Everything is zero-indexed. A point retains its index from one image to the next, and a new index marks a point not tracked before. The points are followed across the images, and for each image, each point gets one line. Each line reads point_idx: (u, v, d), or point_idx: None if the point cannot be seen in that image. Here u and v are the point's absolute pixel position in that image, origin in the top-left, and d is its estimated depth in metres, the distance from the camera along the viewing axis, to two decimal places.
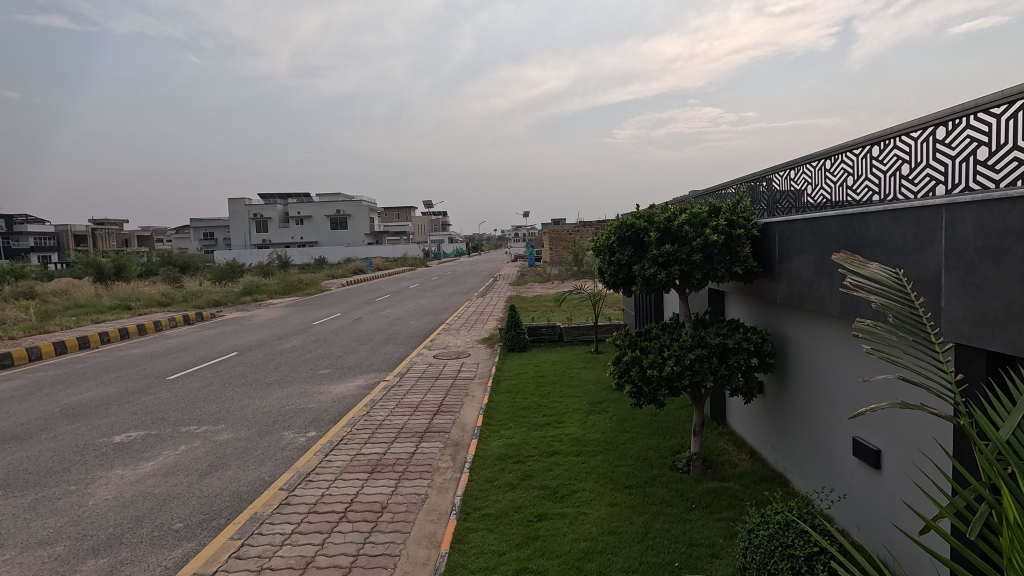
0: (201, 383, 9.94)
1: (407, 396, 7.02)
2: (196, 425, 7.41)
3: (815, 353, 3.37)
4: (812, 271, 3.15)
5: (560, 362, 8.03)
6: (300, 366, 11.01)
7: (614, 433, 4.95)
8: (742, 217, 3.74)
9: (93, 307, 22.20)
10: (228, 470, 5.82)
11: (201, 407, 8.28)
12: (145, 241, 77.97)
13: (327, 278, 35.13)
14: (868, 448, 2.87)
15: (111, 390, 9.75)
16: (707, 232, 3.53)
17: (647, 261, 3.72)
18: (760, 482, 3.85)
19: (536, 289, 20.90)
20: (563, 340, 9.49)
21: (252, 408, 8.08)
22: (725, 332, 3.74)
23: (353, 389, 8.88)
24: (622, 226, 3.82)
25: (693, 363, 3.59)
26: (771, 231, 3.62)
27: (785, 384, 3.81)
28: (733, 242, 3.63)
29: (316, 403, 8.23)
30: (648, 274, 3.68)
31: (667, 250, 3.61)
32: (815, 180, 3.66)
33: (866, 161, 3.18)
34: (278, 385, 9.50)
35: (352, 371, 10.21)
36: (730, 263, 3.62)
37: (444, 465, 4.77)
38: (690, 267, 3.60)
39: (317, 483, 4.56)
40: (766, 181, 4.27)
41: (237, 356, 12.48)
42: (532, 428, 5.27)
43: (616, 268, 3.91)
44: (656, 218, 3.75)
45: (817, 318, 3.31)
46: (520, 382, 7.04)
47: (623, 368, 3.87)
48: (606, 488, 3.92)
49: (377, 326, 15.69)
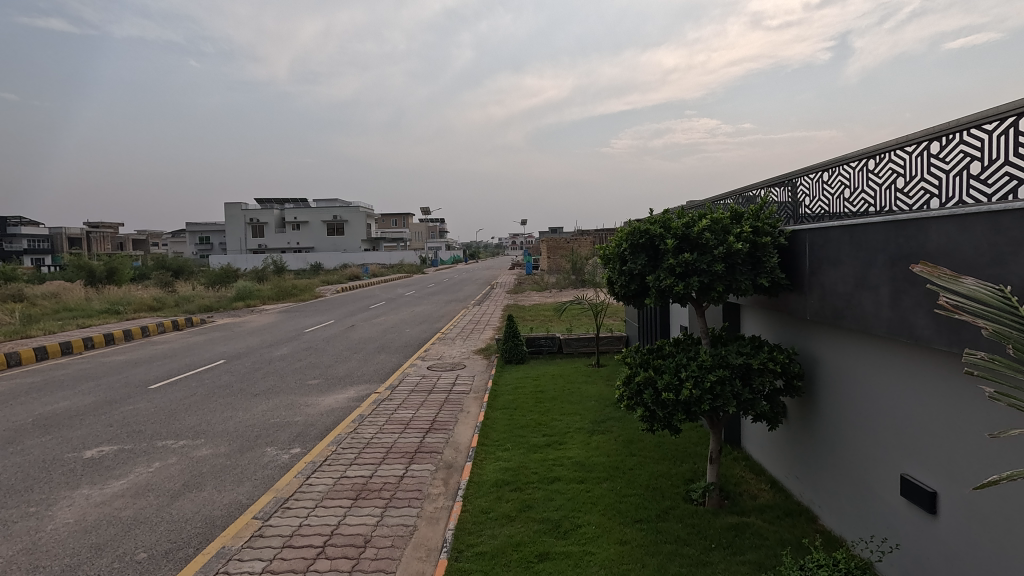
0: (184, 393, 9.51)
1: (398, 411, 6.61)
2: (173, 439, 6.99)
3: (851, 376, 3.00)
4: (851, 284, 2.79)
5: (559, 376, 7.64)
6: (289, 375, 10.60)
7: (620, 457, 4.59)
8: (767, 223, 3.39)
9: (83, 311, 21.78)
10: (202, 491, 5.40)
11: (181, 419, 7.85)
12: (141, 245, 77.59)
13: (322, 284, 34.67)
14: (921, 490, 2.49)
15: (89, 399, 9.32)
16: (731, 239, 3.18)
17: (662, 271, 3.35)
18: (785, 517, 3.46)
19: (535, 297, 20.52)
20: (562, 352, 9.11)
21: (234, 421, 7.66)
22: (748, 351, 3.37)
23: (342, 401, 8.46)
24: (634, 232, 3.45)
25: (714, 387, 3.22)
26: (801, 239, 3.26)
27: (812, 408, 3.45)
28: (758, 251, 3.27)
29: (303, 417, 7.81)
30: (663, 285, 3.30)
31: (686, 258, 3.25)
32: (854, 183, 3.21)
33: (922, 159, 2.71)
34: (265, 396, 9.07)
35: (342, 382, 9.78)
36: (754, 274, 3.27)
37: (435, 492, 4.37)
38: (711, 278, 3.25)
39: (295, 511, 4.15)
40: (793, 184, 3.87)
41: (224, 364, 12.06)
42: (531, 450, 4.90)
43: (627, 279, 3.53)
44: (674, 223, 3.39)
45: (853, 337, 2.96)
46: (517, 397, 6.65)
47: (635, 390, 3.50)
48: (614, 523, 3.54)
49: (371, 334, 15.27)
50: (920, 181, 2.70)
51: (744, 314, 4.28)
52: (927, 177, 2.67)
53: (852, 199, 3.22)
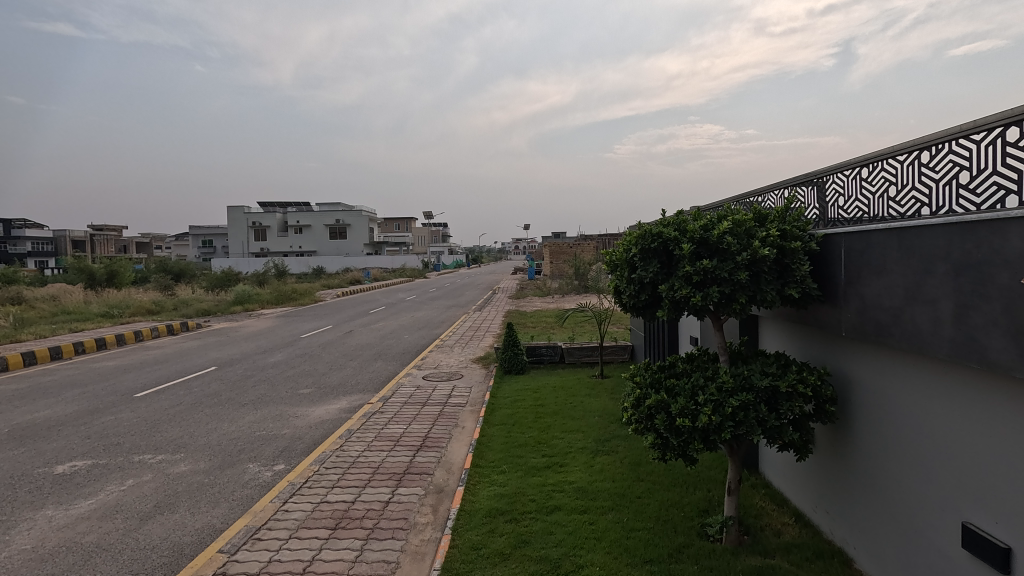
0: (170, 402, 9.13)
1: (389, 425, 6.20)
2: (151, 453, 6.60)
3: (898, 405, 2.60)
4: (900, 297, 2.40)
5: (561, 388, 7.23)
6: (280, 384, 10.21)
7: (626, 483, 4.19)
8: (795, 227, 3.00)
9: (81, 315, 21.47)
10: (174, 513, 5.00)
11: (162, 431, 7.46)
12: (144, 247, 77.51)
13: (322, 288, 34.35)
14: (992, 545, 2.08)
15: (71, 408, 8.94)
16: (756, 244, 2.78)
17: (676, 280, 2.95)
18: (816, 560, 3.05)
19: (537, 304, 20.15)
20: (564, 362, 8.71)
21: (218, 434, 7.27)
22: (773, 370, 2.97)
23: (333, 413, 8.06)
24: (645, 235, 3.05)
25: (737, 413, 2.82)
26: (836, 244, 2.85)
27: (845, 437, 3.04)
28: (786, 257, 2.87)
29: (290, 429, 7.42)
30: (678, 296, 2.91)
31: (705, 265, 2.85)
32: (902, 179, 2.61)
33: (993, 148, 2.13)
34: (253, 406, 8.69)
35: (335, 392, 9.38)
36: (782, 284, 2.87)
37: (423, 522, 3.96)
38: (733, 288, 2.85)
39: (265, 544, 3.73)
40: (820, 181, 3.31)
41: (215, 371, 11.69)
42: (529, 473, 4.50)
43: (637, 288, 3.12)
44: (690, 226, 2.99)
45: (900, 357, 2.56)
46: (516, 412, 6.23)
47: (645, 414, 3.09)
48: (620, 563, 3.13)
49: (368, 341, 14.87)
50: (990, 176, 2.12)
51: (764, 327, 3.89)
52: (998, 171, 2.09)
53: (899, 199, 2.62)
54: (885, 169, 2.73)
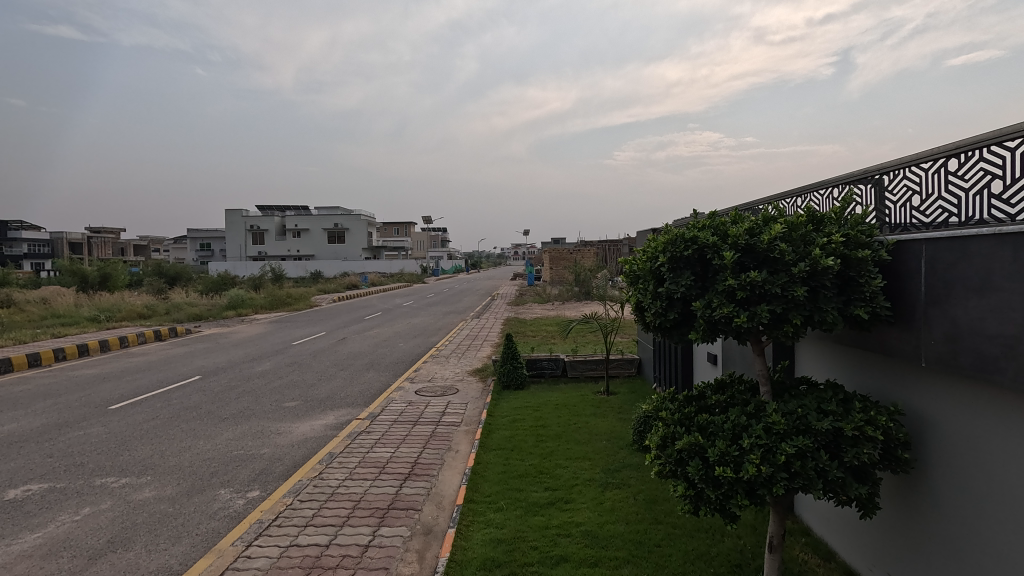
0: (146, 415, 8.54)
1: (375, 448, 5.64)
2: (114, 476, 6.01)
3: (1002, 460, 2.04)
4: (1015, 322, 1.85)
5: (563, 406, 6.67)
6: (265, 396, 9.62)
7: (642, 525, 3.65)
8: (859, 231, 2.45)
9: (70, 318, 20.85)
10: (128, 551, 4.43)
11: (131, 450, 6.87)
12: (141, 249, 76.91)
13: (318, 293, 33.76)
14: None
15: (38, 421, 8.34)
16: (817, 252, 2.24)
17: (714, 296, 2.41)
18: None
19: (537, 311, 19.61)
20: (566, 376, 8.15)
21: (191, 454, 6.70)
22: (833, 407, 2.41)
23: (318, 430, 7.48)
24: (676, 240, 2.50)
25: (792, 463, 2.27)
26: (914, 253, 2.30)
27: (917, 488, 2.50)
28: (851, 269, 2.33)
29: (270, 449, 6.85)
30: (717, 316, 2.36)
31: (752, 278, 2.31)
32: (1011, 171, 2.03)
33: None
34: (233, 421, 8.11)
35: (322, 406, 8.79)
36: (845, 302, 2.33)
37: (406, 572, 3.39)
38: (786, 306, 2.31)
39: None
40: (889, 176, 2.70)
41: (199, 381, 11.11)
42: (530, 511, 3.95)
43: (665, 305, 2.56)
44: (732, 230, 2.45)
45: (1006, 399, 2.00)
46: (515, 434, 5.67)
47: (675, 458, 2.54)
48: None
49: (361, 349, 14.27)
50: None
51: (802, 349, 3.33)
52: None
53: (1007, 196, 2.03)
54: (987, 160, 2.15)
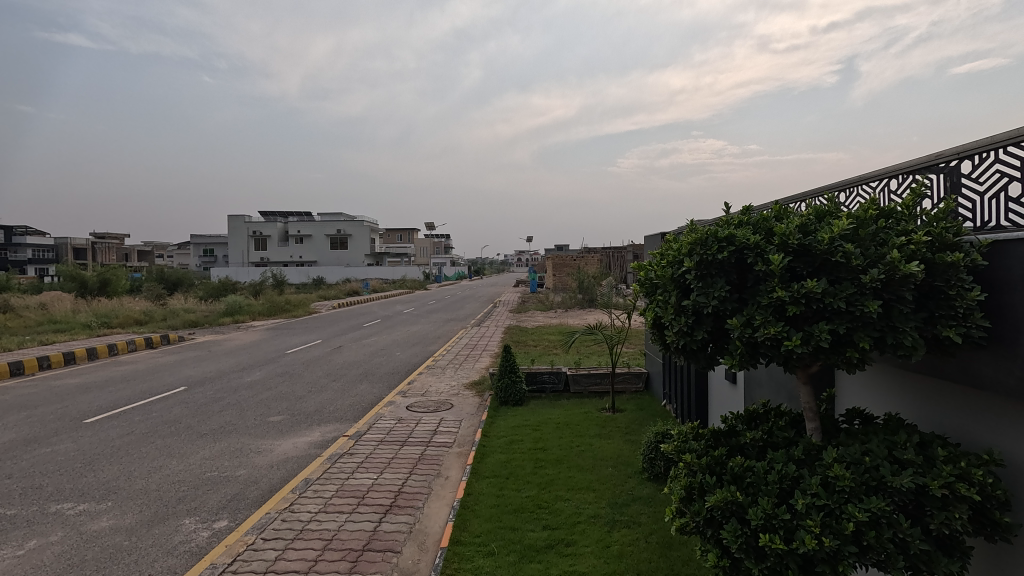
0: (121, 430, 8.02)
1: (357, 474, 5.10)
2: (72, 502, 5.47)
3: None
4: None
5: (566, 425, 6.11)
6: (250, 409, 9.08)
7: None
8: (941, 226, 1.91)
9: (65, 324, 20.43)
10: None
11: (97, 471, 6.34)
12: (145, 255, 76.84)
13: (319, 300, 33.30)
14: None
15: (6, 437, 7.82)
16: (896, 255, 1.71)
17: (756, 310, 1.88)
18: None
19: (539, 319, 19.13)
20: (568, 391, 7.59)
21: (161, 476, 6.16)
22: (911, 455, 1.85)
23: (301, 449, 6.94)
24: (705, 241, 1.99)
25: (864, 533, 1.72)
26: (1019, 256, 1.75)
27: (1015, 558, 1.93)
28: (937, 276, 1.79)
29: (247, 470, 6.30)
30: (760, 337, 1.83)
31: (808, 288, 1.77)
32: None
33: None
34: (212, 438, 7.56)
35: (309, 421, 8.24)
36: (929, 320, 1.79)
37: None
38: (851, 325, 1.78)
39: None
40: (979, 157, 2.14)
41: (183, 392, 10.59)
42: (526, 557, 3.40)
43: (692, 322, 2.02)
44: (779, 227, 1.93)
45: None
46: (512, 458, 5.13)
47: (706, 518, 2.00)
48: None
49: (356, 359, 13.73)
50: None
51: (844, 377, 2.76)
52: None
53: None
54: None
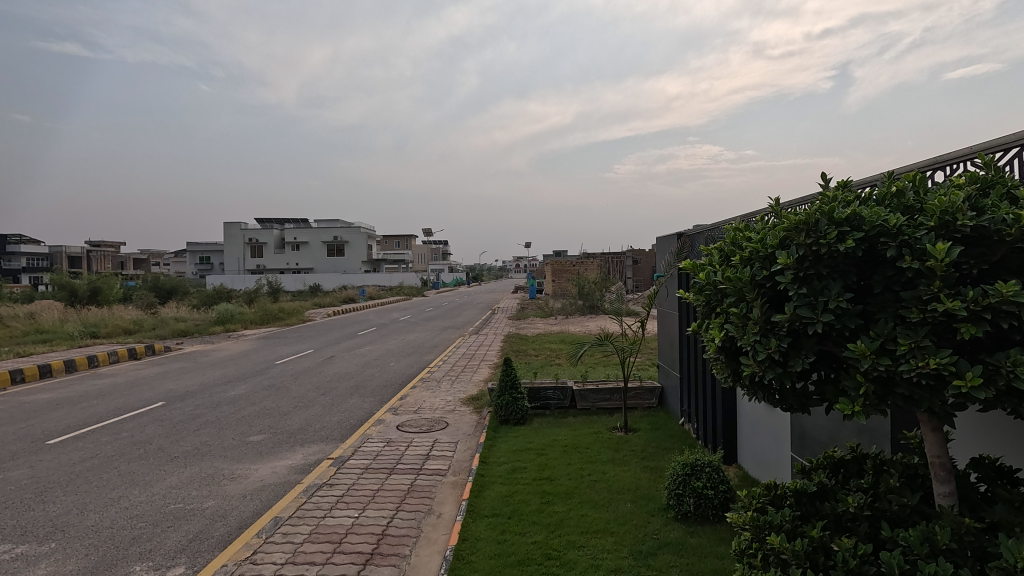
0: (85, 453, 7.30)
1: (336, 511, 4.43)
2: (10, 544, 4.76)
3: None
4: None
5: (573, 448, 5.44)
6: (229, 428, 8.37)
7: None
8: None
9: (49, 335, 19.67)
10: None
11: (46, 504, 5.62)
12: (141, 263, 76.11)
13: (314, 308, 32.54)
14: None
15: None
16: None
17: (897, 334, 1.42)
18: None
19: (539, 327, 18.46)
20: (574, 408, 6.93)
21: (118, 509, 5.45)
22: None
23: (279, 475, 6.25)
24: (815, 234, 1.56)
25: None
26: None
27: None
28: None
29: (216, 502, 5.59)
30: (908, 374, 1.38)
31: (996, 297, 1.30)
32: None
33: None
34: (183, 462, 6.85)
35: (291, 441, 7.53)
36: None
37: None
38: None
39: None
40: None
41: (160, 408, 9.87)
42: None
43: (792, 342, 1.57)
44: (937, 207, 1.47)
45: None
46: (515, 491, 4.46)
47: None
48: None
49: (348, 370, 13.02)
50: None
51: (962, 422, 2.06)
52: None
53: None
54: None
